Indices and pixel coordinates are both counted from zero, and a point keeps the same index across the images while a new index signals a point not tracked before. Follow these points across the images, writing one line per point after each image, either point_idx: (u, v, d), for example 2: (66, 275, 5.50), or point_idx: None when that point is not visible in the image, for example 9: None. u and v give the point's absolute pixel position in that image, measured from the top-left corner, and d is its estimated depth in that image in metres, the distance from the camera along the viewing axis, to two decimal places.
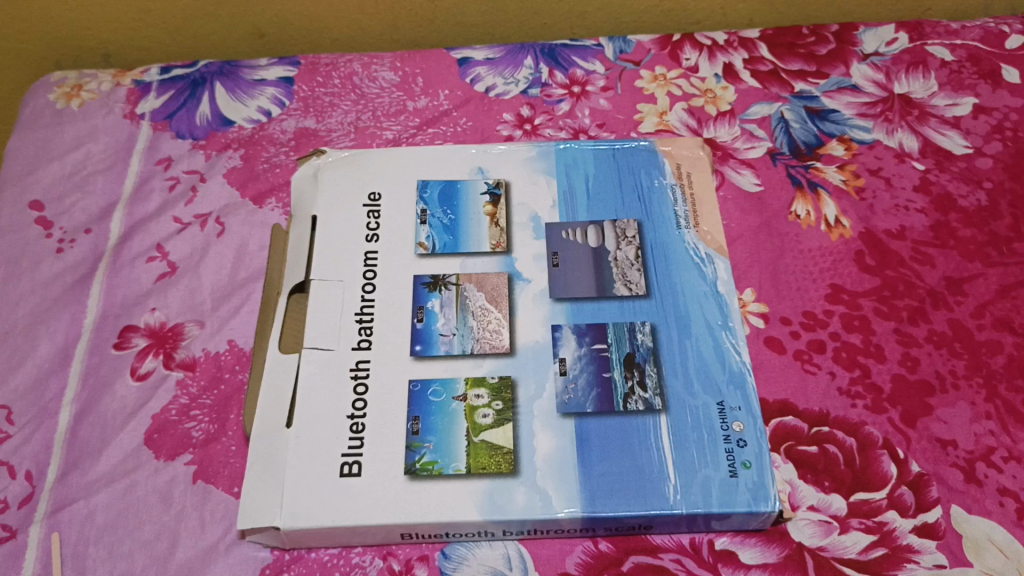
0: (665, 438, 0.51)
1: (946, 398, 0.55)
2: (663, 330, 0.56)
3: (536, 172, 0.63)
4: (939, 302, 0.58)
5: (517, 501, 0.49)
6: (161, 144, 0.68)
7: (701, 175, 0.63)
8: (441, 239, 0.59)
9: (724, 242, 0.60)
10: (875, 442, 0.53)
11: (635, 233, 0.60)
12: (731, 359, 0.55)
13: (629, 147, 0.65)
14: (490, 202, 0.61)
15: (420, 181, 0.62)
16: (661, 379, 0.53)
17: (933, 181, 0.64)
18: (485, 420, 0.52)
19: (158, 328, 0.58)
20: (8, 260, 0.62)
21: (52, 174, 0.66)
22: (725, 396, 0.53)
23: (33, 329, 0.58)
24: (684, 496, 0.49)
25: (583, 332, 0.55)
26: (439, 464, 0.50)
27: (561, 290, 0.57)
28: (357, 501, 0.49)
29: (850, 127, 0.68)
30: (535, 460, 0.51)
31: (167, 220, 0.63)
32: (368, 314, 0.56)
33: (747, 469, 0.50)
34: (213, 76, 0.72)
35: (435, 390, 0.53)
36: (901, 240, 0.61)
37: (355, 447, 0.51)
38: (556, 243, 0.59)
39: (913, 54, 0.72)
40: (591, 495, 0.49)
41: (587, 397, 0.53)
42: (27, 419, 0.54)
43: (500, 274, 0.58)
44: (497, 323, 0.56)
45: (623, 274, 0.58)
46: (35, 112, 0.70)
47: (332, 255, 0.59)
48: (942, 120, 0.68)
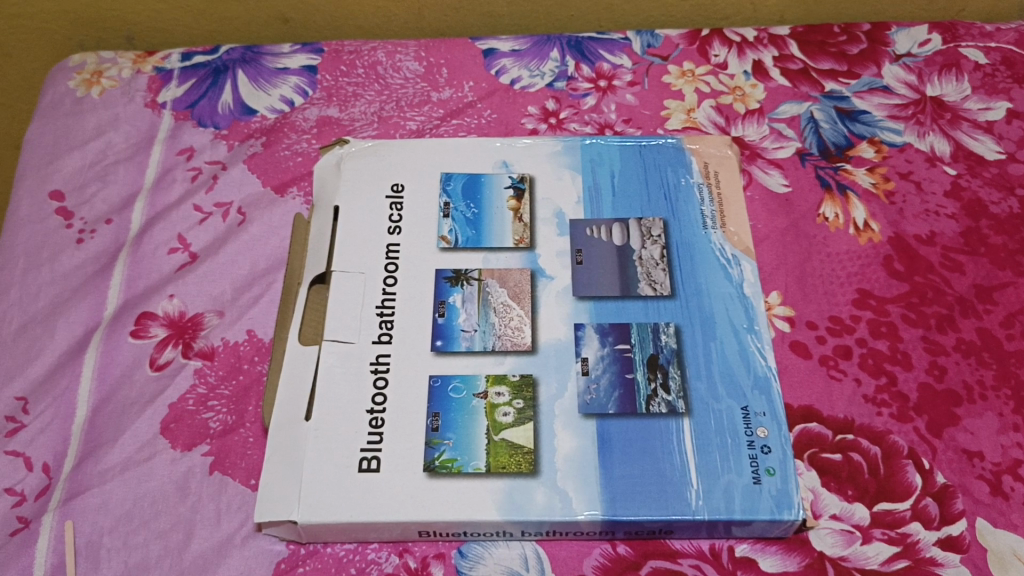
0: (688, 442, 0.51)
1: (973, 408, 0.54)
2: (688, 331, 0.55)
3: (562, 167, 0.62)
4: (968, 310, 0.57)
5: (537, 501, 0.49)
6: (183, 132, 0.67)
7: (729, 174, 0.62)
8: (464, 233, 0.59)
9: (751, 243, 0.59)
10: (900, 451, 0.52)
11: (660, 232, 0.59)
12: (756, 363, 0.54)
13: (656, 144, 0.64)
14: (514, 196, 0.60)
15: (443, 174, 0.62)
16: (684, 381, 0.53)
17: (964, 187, 0.63)
18: (506, 418, 0.51)
19: (177, 317, 0.57)
20: (27, 248, 0.61)
21: (73, 162, 0.66)
22: (749, 400, 0.52)
23: (51, 320, 0.58)
24: (707, 502, 0.49)
25: (606, 332, 0.55)
26: (459, 461, 0.50)
27: (584, 288, 0.56)
28: (374, 498, 0.49)
29: (881, 128, 0.67)
30: (555, 461, 0.50)
31: (188, 209, 0.63)
32: (389, 308, 0.56)
33: (770, 476, 0.50)
34: (235, 63, 0.71)
35: (455, 386, 0.53)
36: (931, 246, 0.60)
37: (373, 442, 0.51)
38: (581, 240, 0.59)
39: (945, 56, 0.71)
40: (611, 498, 0.49)
41: (610, 398, 0.52)
42: (42, 408, 0.54)
43: (523, 270, 0.57)
44: (519, 320, 0.55)
45: (648, 273, 0.57)
46: (56, 99, 0.69)
47: (354, 247, 0.58)
48: (974, 125, 0.66)
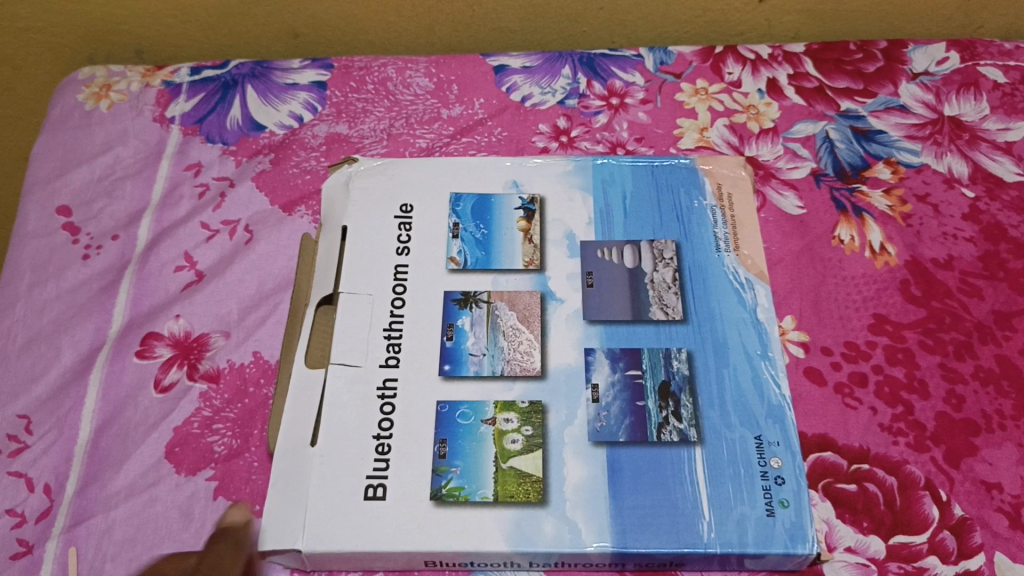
0: (700, 472, 0.50)
1: (992, 438, 0.53)
2: (701, 357, 0.54)
3: (573, 188, 0.61)
4: (986, 337, 0.56)
5: (546, 531, 0.48)
6: (191, 148, 0.66)
7: (743, 195, 0.61)
8: (473, 255, 0.58)
9: (766, 267, 0.58)
10: (917, 482, 0.51)
11: (673, 254, 0.58)
12: (769, 391, 0.53)
13: (669, 164, 0.63)
14: (524, 217, 0.60)
15: (453, 194, 0.61)
16: (696, 409, 0.52)
17: (982, 210, 0.62)
18: (515, 445, 0.51)
19: (182, 338, 0.57)
20: (33, 263, 0.61)
21: (81, 176, 0.65)
22: (762, 429, 0.51)
23: (56, 337, 0.57)
24: (719, 534, 0.48)
25: (617, 357, 0.54)
26: (466, 490, 0.49)
27: (595, 312, 0.55)
28: (379, 527, 0.48)
29: (898, 149, 0.65)
30: (564, 490, 0.49)
31: (195, 227, 0.62)
32: (397, 330, 0.55)
33: (784, 508, 0.49)
34: (244, 78, 0.70)
35: (463, 412, 0.52)
36: (949, 270, 0.59)
37: (380, 469, 0.50)
38: (592, 262, 0.58)
39: (964, 75, 0.70)
40: (622, 529, 0.48)
41: (620, 426, 0.51)
42: (45, 429, 0.53)
43: (533, 293, 0.56)
44: (528, 343, 0.54)
45: (660, 297, 0.56)
46: (65, 112, 0.69)
47: (362, 268, 0.57)
48: (993, 146, 0.65)
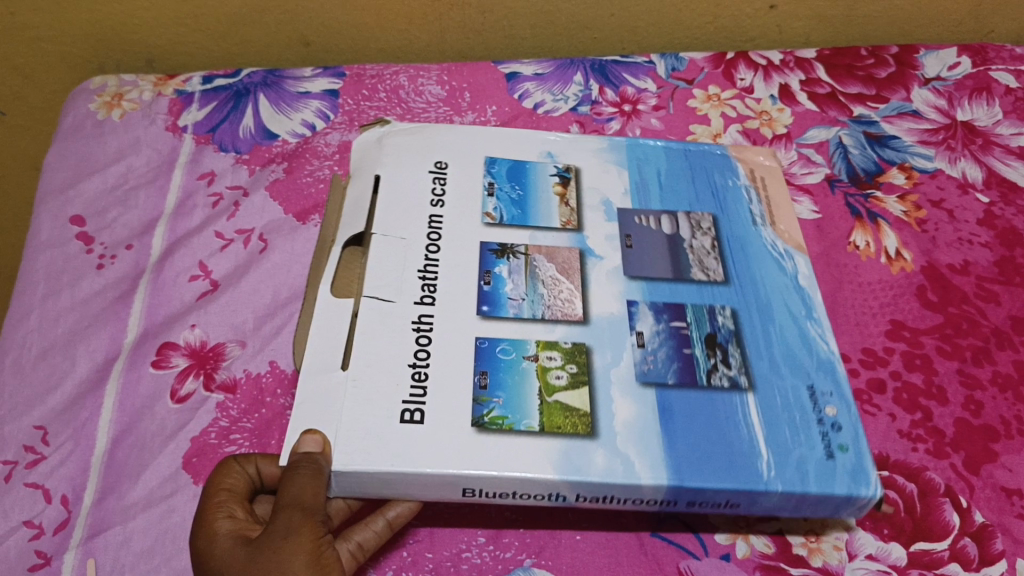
0: (754, 416, 0.46)
1: (1012, 444, 0.52)
2: (745, 314, 0.50)
3: (608, 163, 0.58)
4: (1004, 342, 0.56)
5: (596, 463, 0.43)
6: (204, 157, 0.66)
7: (777, 183, 0.59)
8: (509, 212, 0.54)
9: (804, 241, 0.55)
10: (937, 489, 0.51)
11: (710, 225, 0.55)
12: (818, 348, 0.49)
13: (702, 149, 0.60)
14: (559, 183, 0.56)
15: (487, 158, 0.57)
16: (746, 360, 0.48)
17: (997, 215, 0.62)
18: (559, 381, 0.46)
19: (198, 347, 0.56)
20: (48, 273, 0.61)
21: (94, 186, 0.65)
22: (814, 381, 0.48)
23: (72, 347, 0.57)
24: (780, 472, 0.44)
25: (661, 309, 0.50)
26: (510, 419, 0.44)
27: (636, 269, 0.52)
28: (419, 451, 0.42)
29: (911, 154, 0.66)
30: (613, 425, 0.44)
31: (209, 235, 0.62)
32: (432, 274, 0.50)
33: (844, 453, 0.45)
34: (257, 87, 0.70)
35: (504, 348, 0.47)
36: (965, 276, 0.59)
37: (417, 395, 0.44)
38: (630, 226, 0.54)
39: (976, 80, 0.70)
40: (677, 464, 0.43)
41: (668, 369, 0.47)
42: (62, 440, 0.53)
43: (572, 249, 0.52)
44: (569, 294, 0.50)
45: (700, 260, 0.53)
46: (77, 122, 0.69)
47: (394, 210, 0.53)
48: (1006, 151, 0.65)
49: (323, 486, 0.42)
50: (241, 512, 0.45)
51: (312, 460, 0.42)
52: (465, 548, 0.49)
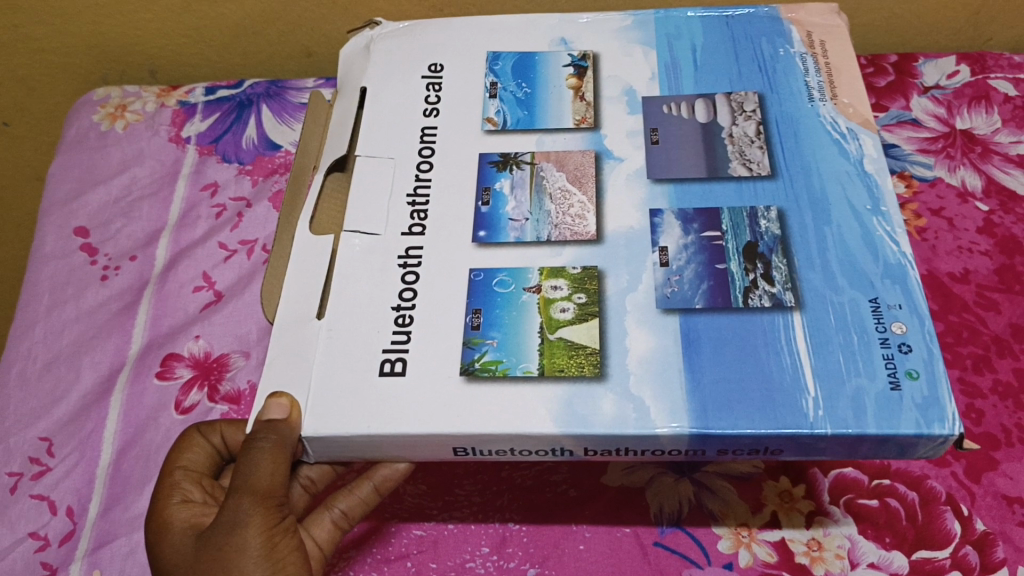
0: (800, 340, 0.41)
1: (1013, 452, 0.53)
2: (795, 214, 0.45)
3: (632, 43, 0.53)
4: (1004, 350, 0.56)
5: (604, 411, 0.40)
6: (206, 168, 0.66)
7: (839, 41, 0.52)
8: (514, 114, 0.51)
9: (870, 115, 0.49)
10: (938, 497, 0.51)
11: (755, 106, 0.50)
12: (884, 250, 0.44)
13: (747, 14, 0.54)
14: (575, 73, 0.52)
15: (490, 53, 0.54)
16: (792, 270, 0.43)
17: (997, 223, 0.62)
18: (564, 315, 0.43)
19: (202, 358, 0.57)
20: (52, 285, 0.61)
21: (98, 197, 0.66)
22: (879, 291, 0.42)
23: (76, 359, 0.58)
24: (828, 412, 0.39)
25: (690, 218, 0.46)
26: (504, 364, 0.41)
27: (661, 169, 0.47)
28: (400, 404, 0.41)
29: (910, 162, 0.66)
30: (627, 363, 0.41)
31: (213, 246, 0.62)
32: (423, 197, 0.48)
33: (913, 380, 0.39)
34: (259, 97, 0.69)
35: (501, 280, 0.44)
36: (965, 284, 0.60)
37: (399, 342, 0.43)
38: (655, 119, 0.50)
39: (975, 88, 0.70)
40: (702, 407, 0.40)
41: (696, 292, 0.43)
42: (67, 451, 0.54)
43: (586, 152, 0.49)
44: (580, 206, 0.46)
45: (741, 151, 0.48)
46: (80, 133, 0.69)
47: (382, 130, 0.51)
48: (1006, 159, 0.66)
49: (287, 454, 0.41)
50: (196, 494, 0.47)
51: (275, 432, 0.40)
52: (468, 558, 0.52)
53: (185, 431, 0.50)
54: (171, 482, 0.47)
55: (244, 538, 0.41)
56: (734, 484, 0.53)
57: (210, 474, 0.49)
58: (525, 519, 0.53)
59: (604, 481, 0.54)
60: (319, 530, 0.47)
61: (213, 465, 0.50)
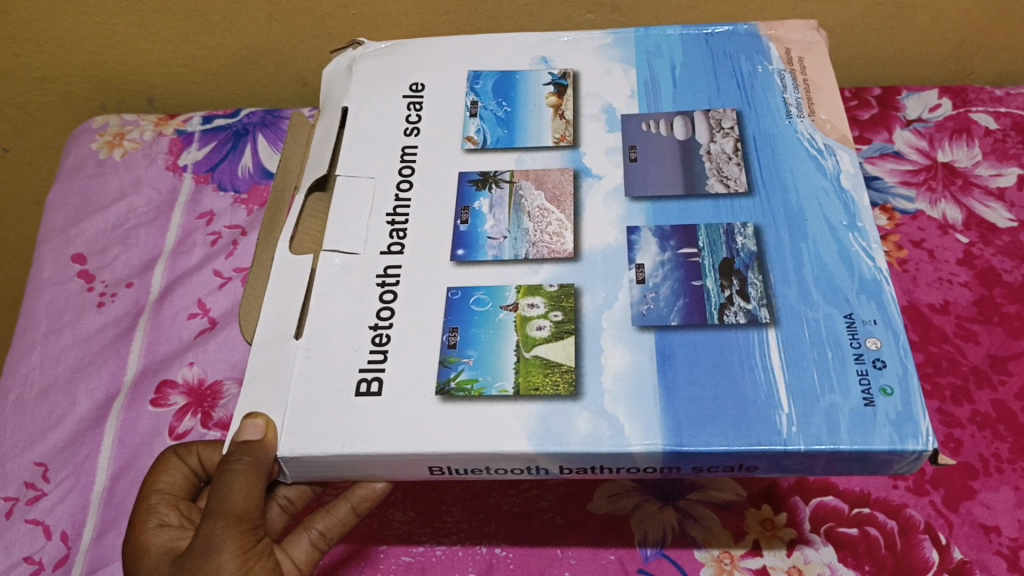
0: (774, 357, 0.41)
1: (990, 481, 0.54)
2: (771, 231, 0.46)
3: (611, 61, 0.54)
4: (982, 381, 0.58)
5: (579, 428, 0.40)
6: (203, 197, 0.68)
7: (817, 59, 0.53)
8: (494, 133, 0.51)
9: (848, 132, 0.49)
10: (917, 525, 0.52)
11: (733, 123, 0.50)
12: (860, 266, 0.44)
13: (726, 32, 0.55)
14: (554, 92, 0.53)
15: (471, 73, 0.54)
16: (768, 287, 0.44)
17: (976, 255, 0.64)
18: (541, 332, 0.43)
19: (196, 385, 0.58)
20: (50, 311, 0.63)
21: (95, 225, 0.67)
22: (854, 307, 0.43)
23: (72, 385, 0.59)
24: (802, 429, 0.39)
25: (667, 235, 0.46)
26: (480, 383, 0.42)
27: (639, 188, 0.48)
28: (377, 424, 0.41)
29: (892, 195, 0.68)
30: (602, 381, 0.41)
31: (207, 274, 0.63)
32: (402, 216, 0.48)
33: (887, 397, 0.39)
34: (255, 127, 0.71)
35: (478, 299, 0.45)
36: (945, 315, 0.61)
37: (376, 362, 0.43)
38: (635, 136, 0.50)
39: (956, 121, 0.71)
40: (675, 425, 0.40)
41: (672, 308, 0.43)
42: (62, 477, 0.55)
43: (564, 170, 0.49)
44: (558, 225, 0.47)
45: (719, 168, 0.48)
46: (79, 161, 0.70)
47: (362, 149, 0.51)
48: (986, 192, 0.67)
49: (262, 473, 0.42)
50: (173, 517, 0.48)
51: (250, 456, 0.40)
52: None
53: (162, 454, 0.51)
54: (147, 506, 0.48)
55: (220, 562, 0.42)
56: (716, 512, 0.54)
57: (187, 495, 0.50)
58: (511, 544, 0.54)
59: (589, 508, 0.55)
60: (297, 550, 0.48)
61: (190, 486, 0.51)
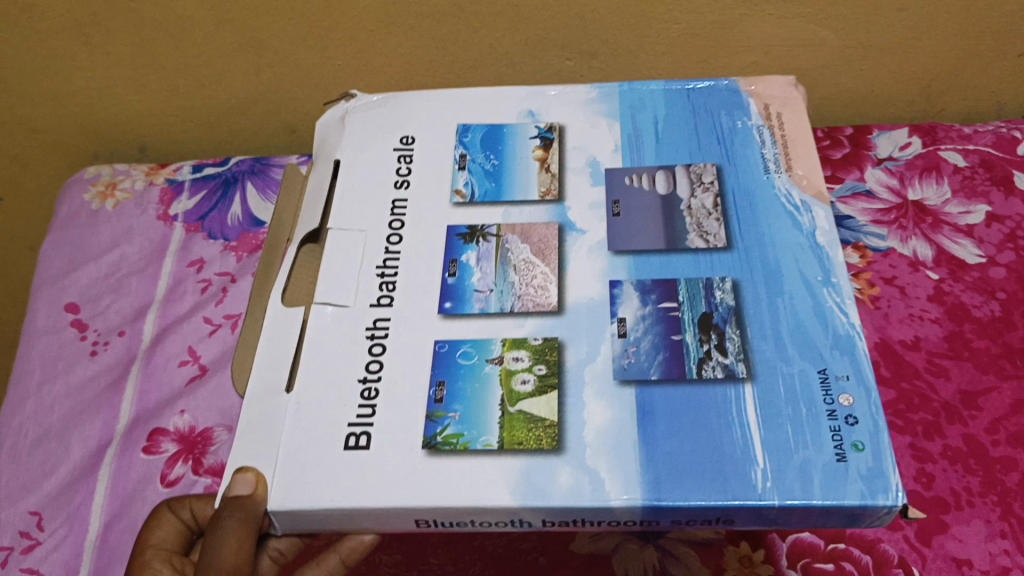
0: (751, 411, 0.43)
1: (961, 515, 0.55)
2: (748, 286, 0.47)
3: (598, 115, 0.56)
4: (953, 416, 0.59)
5: (561, 482, 0.42)
6: (193, 245, 0.69)
7: (795, 115, 0.55)
8: (482, 186, 0.53)
9: (824, 187, 0.51)
10: (890, 560, 0.54)
11: (713, 178, 0.52)
12: (834, 321, 0.46)
13: (707, 86, 0.57)
14: (541, 145, 0.55)
15: (460, 125, 0.56)
16: (745, 342, 0.45)
17: (947, 291, 0.65)
18: (525, 386, 0.45)
19: (187, 432, 0.59)
20: (43, 360, 0.64)
21: (88, 274, 0.69)
22: (828, 362, 0.44)
23: (66, 434, 0.60)
24: (777, 483, 0.41)
25: (648, 289, 0.48)
26: (465, 437, 0.43)
27: (621, 242, 0.50)
28: (364, 478, 0.42)
29: (864, 233, 0.70)
30: (584, 435, 0.43)
31: (198, 321, 0.65)
32: (392, 268, 0.50)
33: (859, 453, 0.41)
34: (245, 175, 0.73)
35: (465, 351, 0.46)
36: (916, 351, 0.63)
37: (364, 416, 0.44)
38: (618, 191, 0.52)
39: (926, 159, 0.74)
40: (655, 478, 0.41)
41: (652, 362, 0.45)
42: (56, 525, 0.56)
43: (549, 225, 0.51)
44: (542, 277, 0.49)
45: (698, 223, 0.50)
46: (71, 212, 0.72)
47: (353, 203, 0.53)
48: (955, 229, 0.69)
49: (253, 529, 0.43)
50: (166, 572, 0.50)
51: (241, 510, 0.42)
52: None
53: (155, 509, 0.53)
54: (142, 561, 0.51)
55: None
56: (695, 550, 0.55)
57: (180, 549, 0.52)
58: None
59: (572, 548, 0.56)
60: None
61: (183, 540, 0.53)
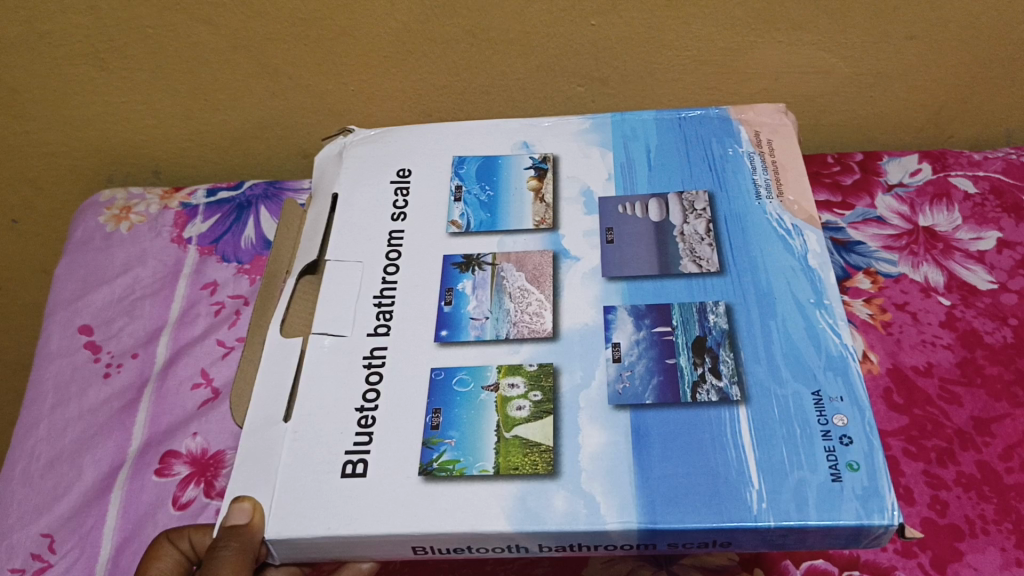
0: (745, 434, 0.43)
1: (976, 542, 0.55)
2: (741, 310, 0.47)
3: (590, 145, 0.56)
4: (967, 443, 0.59)
5: (556, 507, 0.42)
6: (206, 267, 0.70)
7: (785, 140, 0.55)
8: (477, 217, 0.53)
9: (815, 212, 0.52)
10: None
11: (706, 205, 0.52)
12: (827, 342, 0.46)
13: (698, 116, 0.57)
14: (535, 176, 0.55)
15: (454, 158, 0.57)
16: (739, 365, 0.45)
17: (958, 317, 0.65)
18: (521, 412, 0.45)
19: (199, 455, 0.59)
20: (56, 383, 0.65)
21: (102, 297, 0.69)
22: (821, 384, 0.44)
23: (78, 457, 0.61)
24: (772, 504, 0.41)
25: (642, 314, 0.48)
26: (461, 463, 0.43)
27: (615, 269, 0.50)
28: (362, 505, 0.43)
29: (876, 259, 0.70)
30: (579, 460, 0.43)
31: (212, 344, 0.65)
32: (389, 298, 0.50)
33: (853, 472, 0.41)
34: (257, 199, 0.73)
35: (460, 379, 0.47)
36: (928, 377, 0.63)
37: (362, 443, 0.45)
38: (610, 218, 0.52)
39: (936, 186, 0.74)
40: (650, 502, 0.41)
41: (647, 387, 0.45)
42: (67, 548, 0.56)
43: (544, 252, 0.51)
44: (538, 305, 0.49)
45: (691, 248, 0.50)
46: (86, 234, 0.73)
47: (351, 234, 0.53)
48: (966, 255, 0.69)
49: (250, 557, 0.43)
50: None
51: (236, 540, 0.42)
52: None
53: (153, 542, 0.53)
54: None
55: None
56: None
57: None
58: None
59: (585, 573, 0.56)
60: None
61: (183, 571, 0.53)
